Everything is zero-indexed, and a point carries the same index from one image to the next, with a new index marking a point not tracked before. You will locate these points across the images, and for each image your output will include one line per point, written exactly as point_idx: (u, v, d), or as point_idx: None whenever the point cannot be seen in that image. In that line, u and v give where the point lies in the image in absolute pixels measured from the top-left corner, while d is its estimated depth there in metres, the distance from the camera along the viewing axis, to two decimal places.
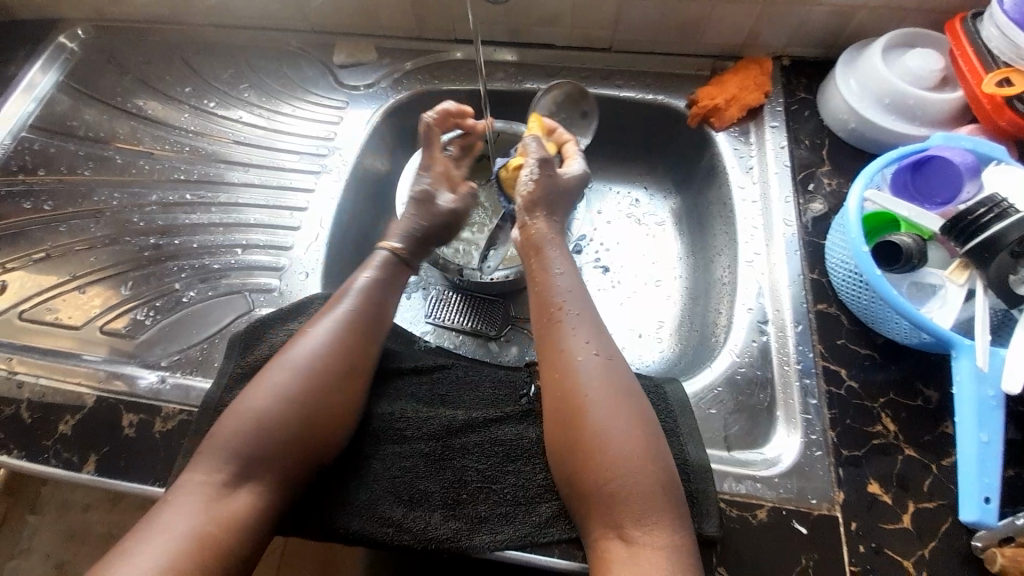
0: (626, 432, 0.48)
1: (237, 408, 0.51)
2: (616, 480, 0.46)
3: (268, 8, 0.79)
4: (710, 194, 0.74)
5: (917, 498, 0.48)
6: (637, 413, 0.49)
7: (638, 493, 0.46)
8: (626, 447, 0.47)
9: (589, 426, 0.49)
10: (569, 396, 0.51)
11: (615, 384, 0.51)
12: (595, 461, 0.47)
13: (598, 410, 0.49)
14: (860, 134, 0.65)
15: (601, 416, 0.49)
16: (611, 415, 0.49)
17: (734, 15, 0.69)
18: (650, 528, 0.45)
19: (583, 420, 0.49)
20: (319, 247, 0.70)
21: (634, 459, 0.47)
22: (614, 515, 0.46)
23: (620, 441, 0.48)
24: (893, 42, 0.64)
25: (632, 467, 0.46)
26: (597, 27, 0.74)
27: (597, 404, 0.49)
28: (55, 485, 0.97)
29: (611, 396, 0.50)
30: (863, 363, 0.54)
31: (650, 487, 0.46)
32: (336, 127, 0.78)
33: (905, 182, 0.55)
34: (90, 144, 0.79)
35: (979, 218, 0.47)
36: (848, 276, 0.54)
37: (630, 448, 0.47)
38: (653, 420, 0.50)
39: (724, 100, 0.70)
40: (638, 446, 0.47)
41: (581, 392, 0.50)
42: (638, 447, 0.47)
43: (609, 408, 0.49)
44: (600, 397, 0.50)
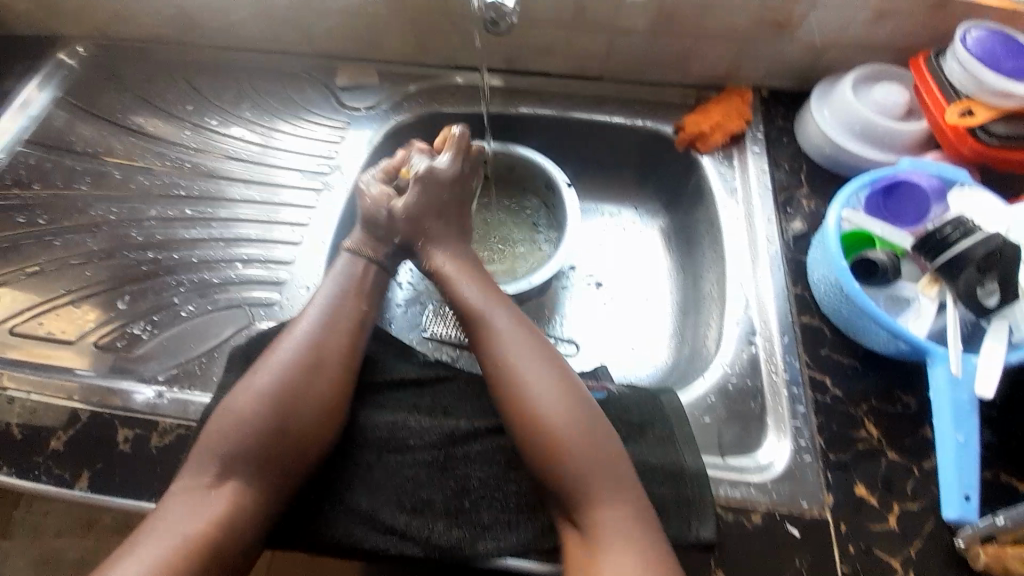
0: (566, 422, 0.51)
1: (230, 407, 0.52)
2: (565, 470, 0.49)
3: (272, 32, 0.81)
4: (697, 214, 0.77)
5: (900, 499, 0.50)
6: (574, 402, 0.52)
7: (596, 484, 0.49)
8: (582, 446, 0.50)
9: (550, 428, 0.51)
10: (523, 405, 0.52)
11: (565, 389, 0.53)
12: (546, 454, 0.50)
13: (555, 412, 0.51)
14: (834, 159, 0.70)
15: (560, 417, 0.51)
16: (566, 416, 0.51)
17: (717, 49, 0.74)
18: (613, 520, 0.47)
19: (532, 413, 0.52)
20: (320, 262, 0.71)
21: (581, 447, 0.50)
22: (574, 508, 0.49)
23: (578, 440, 0.50)
24: (860, 79, 0.70)
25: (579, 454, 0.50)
26: (590, 57, 0.78)
27: (554, 407, 0.52)
28: (26, 509, 0.92)
29: (553, 389, 0.53)
30: (846, 372, 0.57)
31: (607, 479, 0.49)
32: (337, 146, 0.80)
33: (877, 203, 0.59)
34: (87, 160, 0.80)
35: (946, 236, 0.52)
36: (830, 289, 0.58)
37: (586, 447, 0.50)
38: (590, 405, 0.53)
39: (710, 127, 0.75)
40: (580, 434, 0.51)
41: (533, 402, 0.52)
42: (584, 437, 0.50)
43: (553, 400, 0.52)
44: (555, 399, 0.52)
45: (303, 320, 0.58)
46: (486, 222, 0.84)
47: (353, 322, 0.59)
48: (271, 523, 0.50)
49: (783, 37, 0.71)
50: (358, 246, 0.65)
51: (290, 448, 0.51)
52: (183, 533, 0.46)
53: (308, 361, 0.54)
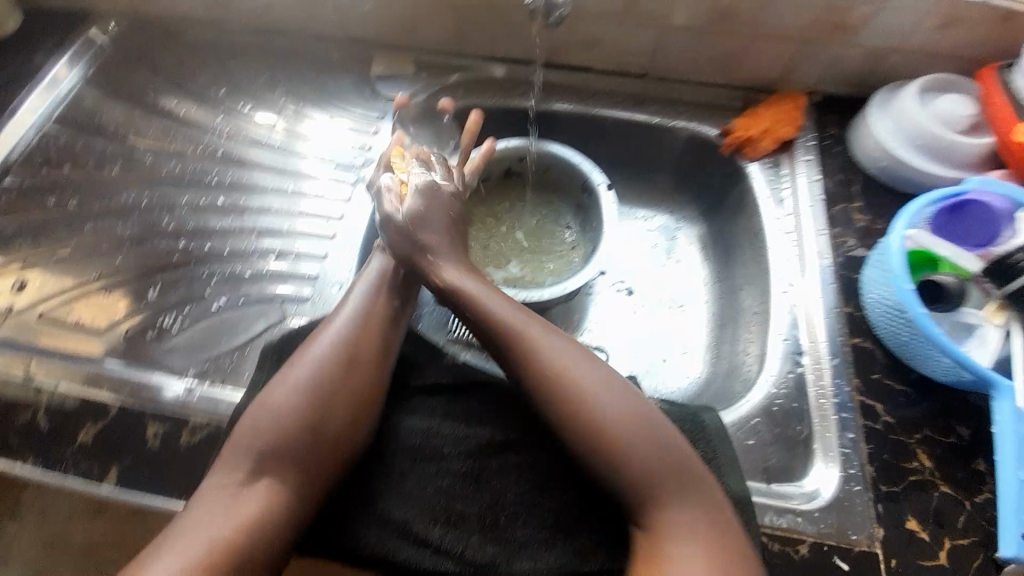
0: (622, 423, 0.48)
1: (265, 406, 0.50)
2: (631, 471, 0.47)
3: (307, 15, 0.79)
4: (740, 222, 0.74)
5: (953, 535, 0.49)
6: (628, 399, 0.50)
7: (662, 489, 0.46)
8: (637, 442, 0.47)
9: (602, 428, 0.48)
10: (568, 403, 0.49)
11: (613, 387, 0.50)
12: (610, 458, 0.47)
13: (607, 411, 0.48)
14: (891, 172, 0.67)
15: (611, 419, 0.48)
16: (618, 413, 0.48)
17: (772, 51, 0.71)
18: (676, 516, 0.45)
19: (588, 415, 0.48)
20: (352, 258, 0.69)
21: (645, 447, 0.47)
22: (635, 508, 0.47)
23: (632, 438, 0.47)
24: (926, 86, 0.66)
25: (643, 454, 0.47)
26: (636, 54, 0.75)
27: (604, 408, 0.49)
28: (41, 486, 0.93)
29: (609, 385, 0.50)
30: (898, 399, 0.55)
31: (664, 474, 0.47)
32: (370, 138, 0.78)
33: (942, 223, 0.56)
34: (116, 142, 0.78)
35: (1018, 263, 0.50)
36: (888, 311, 0.55)
37: (641, 443, 0.47)
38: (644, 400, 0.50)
39: (759, 131, 0.72)
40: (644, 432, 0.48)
41: (581, 400, 0.49)
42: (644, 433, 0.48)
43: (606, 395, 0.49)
44: (605, 397, 0.49)
45: (342, 318, 0.56)
46: (518, 223, 0.82)
47: (392, 324, 0.58)
48: (302, 530, 0.49)
49: (845, 40, 0.67)
50: (398, 245, 0.64)
51: (325, 455, 0.50)
52: (217, 535, 0.45)
53: (348, 362, 0.53)
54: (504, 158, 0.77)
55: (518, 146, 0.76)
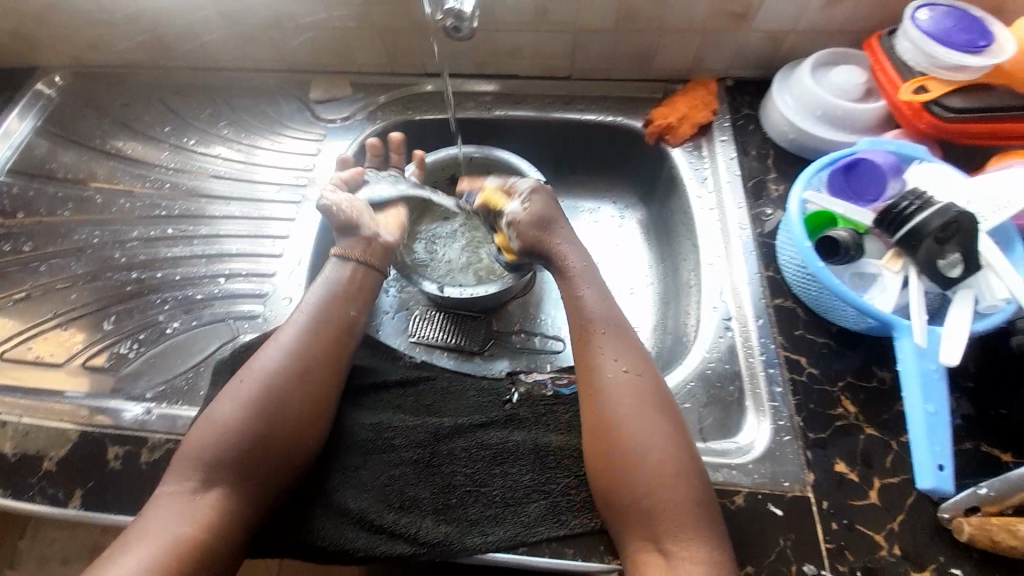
0: (653, 434, 0.50)
1: (211, 417, 0.52)
2: (658, 488, 0.48)
3: (245, 51, 0.83)
4: (671, 206, 0.79)
5: (880, 474, 0.51)
6: (668, 426, 0.51)
7: (678, 510, 0.47)
8: (660, 458, 0.49)
9: (632, 442, 0.50)
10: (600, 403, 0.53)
11: (646, 397, 0.53)
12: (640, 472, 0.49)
13: (638, 420, 0.51)
14: (799, 144, 0.71)
15: (641, 427, 0.51)
16: (649, 424, 0.51)
17: (680, 44, 0.76)
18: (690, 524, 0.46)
19: (634, 432, 0.50)
20: (302, 273, 0.72)
21: (674, 464, 0.49)
22: (653, 528, 0.47)
23: (651, 423, 0.51)
24: (819, 63, 0.71)
25: (671, 473, 0.48)
26: (558, 57, 0.80)
27: (632, 417, 0.51)
28: (33, 537, 0.92)
29: (648, 407, 0.52)
30: (821, 351, 0.58)
31: (678, 486, 0.48)
32: (314, 158, 0.81)
33: (840, 183, 0.60)
34: (70, 186, 0.81)
35: (903, 210, 0.54)
36: (798, 270, 0.59)
37: (663, 451, 0.49)
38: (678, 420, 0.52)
39: (677, 119, 0.77)
40: (670, 450, 0.49)
41: (617, 407, 0.52)
42: (675, 455, 0.49)
43: (645, 419, 0.51)
44: (633, 409, 0.52)
45: (292, 328, 0.59)
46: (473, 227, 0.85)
47: (341, 327, 0.60)
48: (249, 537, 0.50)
49: (742, 27, 0.72)
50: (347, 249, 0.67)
51: (269, 463, 0.51)
52: (182, 533, 0.47)
53: (297, 366, 0.55)
54: (448, 165, 0.81)
55: (457, 153, 0.79)
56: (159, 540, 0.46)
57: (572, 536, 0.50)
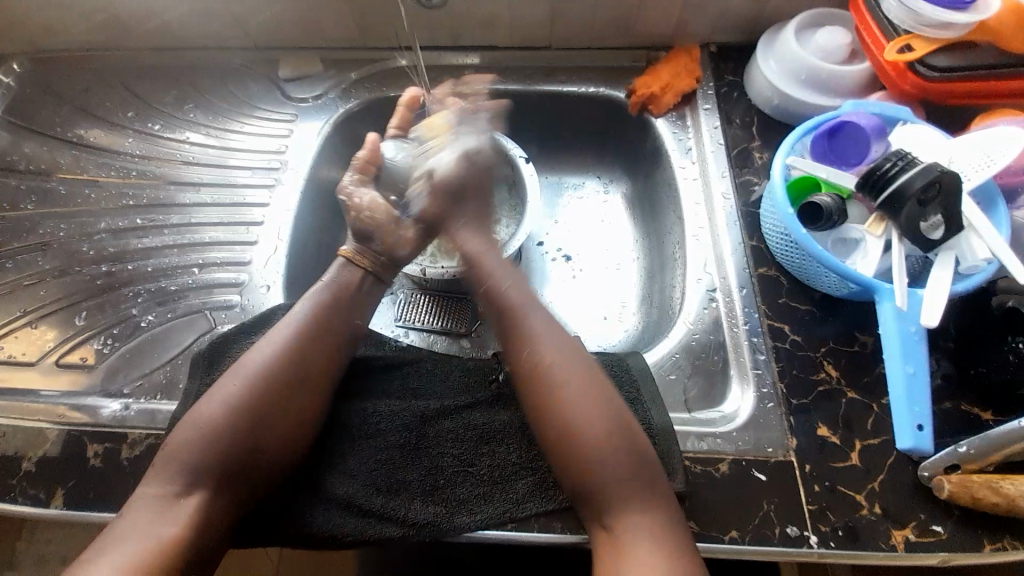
0: (593, 415, 0.50)
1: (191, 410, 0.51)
2: (600, 470, 0.48)
3: (207, 28, 0.79)
4: (656, 178, 0.78)
5: (862, 436, 0.52)
6: (608, 408, 0.50)
7: (623, 490, 0.47)
8: (602, 442, 0.49)
9: (570, 426, 0.49)
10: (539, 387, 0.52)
11: (583, 379, 0.52)
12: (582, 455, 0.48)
13: (578, 410, 0.50)
14: (784, 109, 0.70)
15: (582, 416, 0.50)
16: (591, 410, 0.50)
17: (660, 8, 0.73)
18: (635, 504, 0.47)
19: (572, 415, 0.50)
20: (279, 260, 0.70)
21: (613, 446, 0.48)
22: (598, 507, 0.48)
23: (589, 405, 0.50)
24: (803, 24, 0.70)
25: (612, 455, 0.48)
26: (536, 26, 0.77)
27: (574, 405, 0.50)
28: (31, 537, 0.92)
29: (586, 390, 0.51)
30: (804, 318, 0.58)
31: (621, 468, 0.48)
32: (287, 140, 0.78)
33: (823, 149, 0.60)
34: (32, 177, 0.77)
35: (886, 172, 0.52)
36: (780, 238, 0.59)
37: (607, 437, 0.49)
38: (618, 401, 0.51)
39: (660, 88, 0.75)
40: (611, 433, 0.49)
41: (557, 390, 0.51)
42: (615, 438, 0.49)
43: (585, 401, 0.50)
44: (578, 393, 0.51)
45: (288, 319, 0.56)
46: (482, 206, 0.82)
47: (333, 322, 0.57)
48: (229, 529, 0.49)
49: None
50: (354, 253, 0.63)
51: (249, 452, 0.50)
52: (167, 531, 0.46)
53: (287, 363, 0.53)
54: None
55: None
56: (144, 539, 0.45)
57: (561, 511, 0.50)
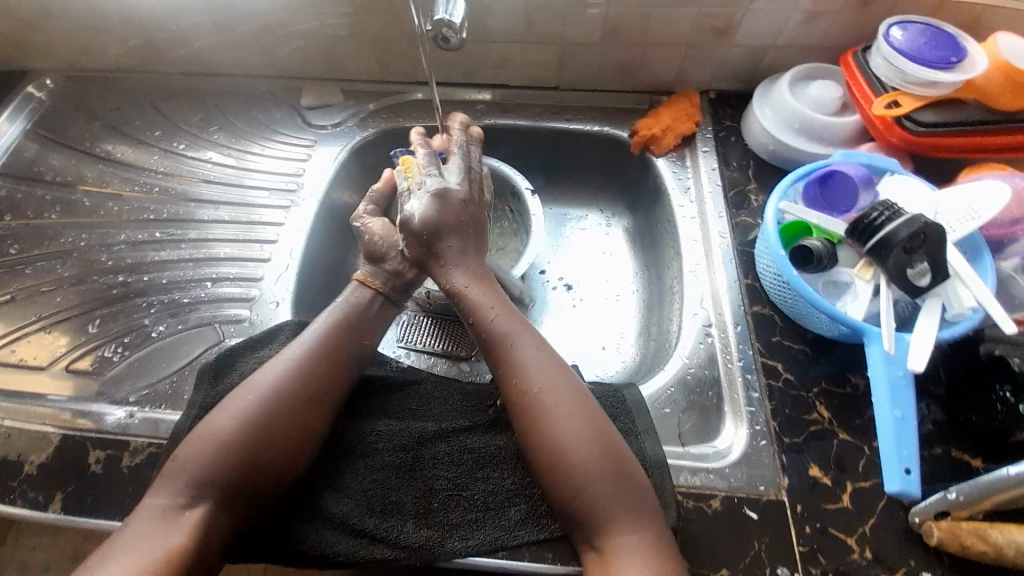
0: (582, 438, 0.50)
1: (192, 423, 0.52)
2: (590, 495, 0.48)
3: (237, 57, 0.83)
4: (656, 214, 0.80)
5: (853, 478, 0.53)
6: (598, 432, 0.51)
7: (615, 516, 0.48)
8: (591, 464, 0.49)
9: (559, 450, 0.50)
10: (529, 408, 0.52)
11: (574, 402, 0.52)
12: (571, 478, 0.49)
13: (565, 434, 0.50)
14: (780, 155, 0.73)
15: (570, 441, 0.50)
16: (577, 433, 0.50)
17: (663, 57, 0.78)
18: (626, 530, 0.47)
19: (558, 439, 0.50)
20: (289, 278, 0.72)
21: (603, 471, 0.49)
22: (589, 530, 0.48)
23: (579, 429, 0.51)
24: (797, 77, 0.74)
25: (603, 481, 0.49)
26: (546, 68, 0.81)
27: (563, 429, 0.51)
28: (14, 544, 0.90)
29: (574, 414, 0.51)
30: (796, 357, 0.60)
31: (615, 494, 0.48)
32: (304, 164, 0.82)
33: (816, 194, 0.63)
34: (58, 188, 0.81)
35: (874, 221, 0.55)
36: (773, 278, 0.61)
37: (599, 469, 0.49)
38: (609, 427, 0.52)
39: (661, 130, 0.78)
40: (602, 459, 0.49)
41: (546, 412, 0.52)
42: (608, 464, 0.49)
43: (574, 425, 0.51)
44: (566, 416, 0.51)
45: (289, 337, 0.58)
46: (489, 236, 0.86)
47: (335, 343, 0.58)
48: (227, 542, 0.49)
49: (724, 41, 0.74)
50: (366, 276, 0.65)
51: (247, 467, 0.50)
52: (164, 541, 0.47)
53: (293, 384, 0.54)
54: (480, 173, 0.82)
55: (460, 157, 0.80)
56: (142, 548, 0.46)
57: (551, 540, 0.51)
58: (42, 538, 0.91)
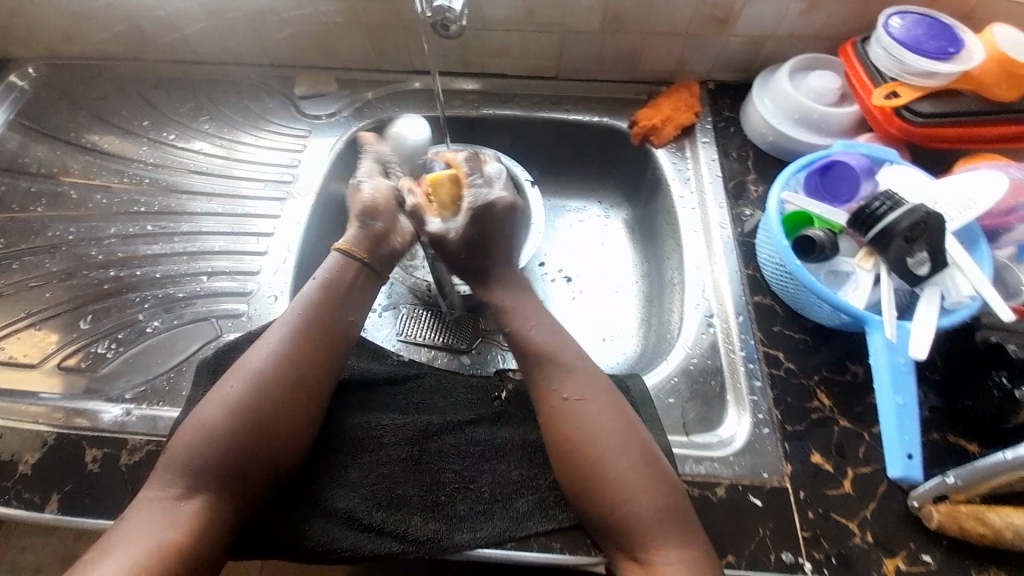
0: (620, 445, 0.50)
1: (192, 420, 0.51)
2: (627, 503, 0.48)
3: (228, 45, 0.81)
4: (656, 205, 0.80)
5: (854, 464, 0.54)
6: (633, 438, 0.51)
7: (649, 527, 0.47)
8: (631, 472, 0.49)
9: (594, 455, 0.50)
10: (563, 416, 0.52)
11: (609, 409, 0.52)
12: (607, 484, 0.49)
13: (601, 439, 0.50)
14: (778, 146, 0.73)
15: (607, 447, 0.50)
16: (609, 438, 0.50)
17: (663, 47, 0.77)
18: (664, 539, 0.47)
19: (594, 445, 0.50)
20: (286, 271, 0.71)
21: (640, 478, 0.49)
22: (628, 541, 0.48)
23: (610, 436, 0.51)
24: (797, 67, 0.74)
25: (639, 488, 0.48)
26: (544, 57, 0.80)
27: (600, 435, 0.51)
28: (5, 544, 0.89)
29: (608, 419, 0.52)
30: (799, 347, 0.60)
31: (653, 502, 0.48)
32: (300, 155, 0.80)
33: (817, 184, 0.63)
34: (42, 181, 0.78)
35: (875, 211, 0.56)
36: (776, 269, 0.61)
37: (637, 476, 0.49)
38: (644, 434, 0.52)
39: (661, 120, 0.78)
40: (638, 464, 0.49)
41: (580, 419, 0.52)
42: (644, 470, 0.49)
43: (606, 430, 0.51)
44: (602, 422, 0.51)
45: (295, 330, 0.56)
46: None
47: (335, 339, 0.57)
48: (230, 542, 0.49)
49: (723, 32, 0.74)
50: (349, 246, 0.63)
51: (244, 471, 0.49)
52: (165, 538, 0.46)
53: (294, 379, 0.54)
54: None
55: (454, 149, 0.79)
56: (144, 543, 0.45)
57: (560, 530, 0.51)
58: (35, 538, 0.89)
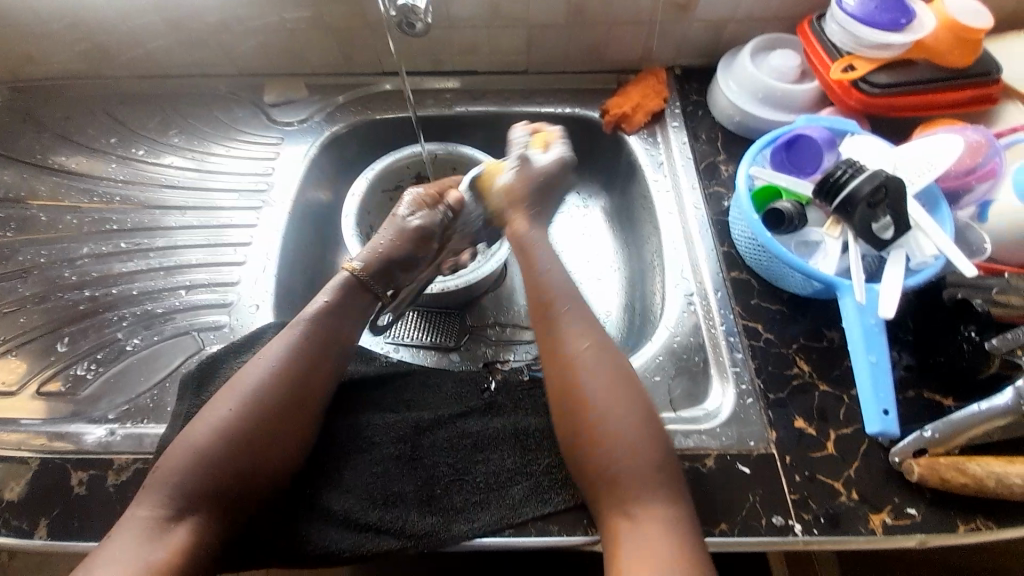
0: (621, 404, 0.50)
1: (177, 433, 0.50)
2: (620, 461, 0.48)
3: (193, 56, 0.80)
4: (632, 191, 0.82)
5: (836, 426, 0.55)
6: (633, 396, 0.51)
7: (639, 484, 0.47)
8: (630, 429, 0.49)
9: (595, 411, 0.50)
10: (566, 375, 0.52)
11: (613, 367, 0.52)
12: (603, 439, 0.49)
13: (601, 395, 0.50)
14: (745, 125, 0.75)
15: (606, 404, 0.50)
16: (610, 395, 0.50)
17: (627, 35, 0.78)
18: (655, 493, 0.47)
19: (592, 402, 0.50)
20: (266, 279, 0.70)
21: (638, 436, 0.49)
22: (618, 495, 0.47)
23: (611, 394, 0.50)
24: (758, 48, 0.76)
25: (633, 445, 0.48)
26: (512, 52, 0.81)
27: (600, 392, 0.50)
28: None
29: (610, 377, 0.51)
30: (777, 317, 0.62)
31: (648, 458, 0.48)
32: (273, 162, 0.80)
33: (782, 159, 0.65)
34: (9, 206, 0.77)
35: (839, 178, 0.57)
36: (748, 242, 0.63)
37: (633, 435, 0.49)
38: (644, 392, 0.52)
39: (631, 108, 0.79)
40: (635, 421, 0.49)
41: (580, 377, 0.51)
42: (640, 429, 0.49)
43: (608, 387, 0.51)
44: (604, 380, 0.51)
45: (280, 335, 0.56)
46: None
47: (323, 343, 0.56)
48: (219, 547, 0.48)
49: (684, 17, 0.76)
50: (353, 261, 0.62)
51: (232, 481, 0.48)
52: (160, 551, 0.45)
53: (280, 384, 0.53)
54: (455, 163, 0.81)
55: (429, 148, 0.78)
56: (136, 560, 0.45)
57: (555, 513, 0.51)
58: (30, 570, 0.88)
